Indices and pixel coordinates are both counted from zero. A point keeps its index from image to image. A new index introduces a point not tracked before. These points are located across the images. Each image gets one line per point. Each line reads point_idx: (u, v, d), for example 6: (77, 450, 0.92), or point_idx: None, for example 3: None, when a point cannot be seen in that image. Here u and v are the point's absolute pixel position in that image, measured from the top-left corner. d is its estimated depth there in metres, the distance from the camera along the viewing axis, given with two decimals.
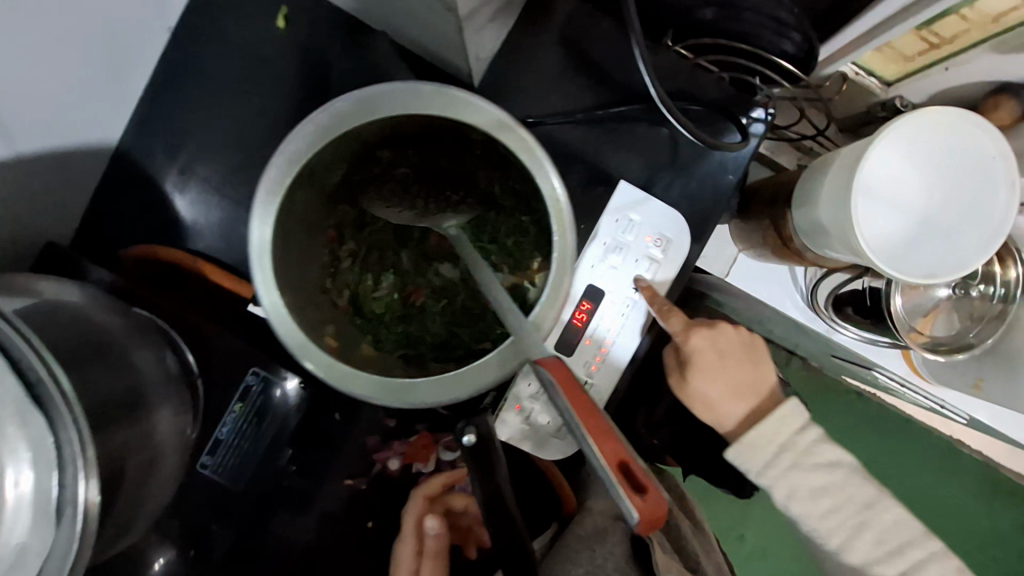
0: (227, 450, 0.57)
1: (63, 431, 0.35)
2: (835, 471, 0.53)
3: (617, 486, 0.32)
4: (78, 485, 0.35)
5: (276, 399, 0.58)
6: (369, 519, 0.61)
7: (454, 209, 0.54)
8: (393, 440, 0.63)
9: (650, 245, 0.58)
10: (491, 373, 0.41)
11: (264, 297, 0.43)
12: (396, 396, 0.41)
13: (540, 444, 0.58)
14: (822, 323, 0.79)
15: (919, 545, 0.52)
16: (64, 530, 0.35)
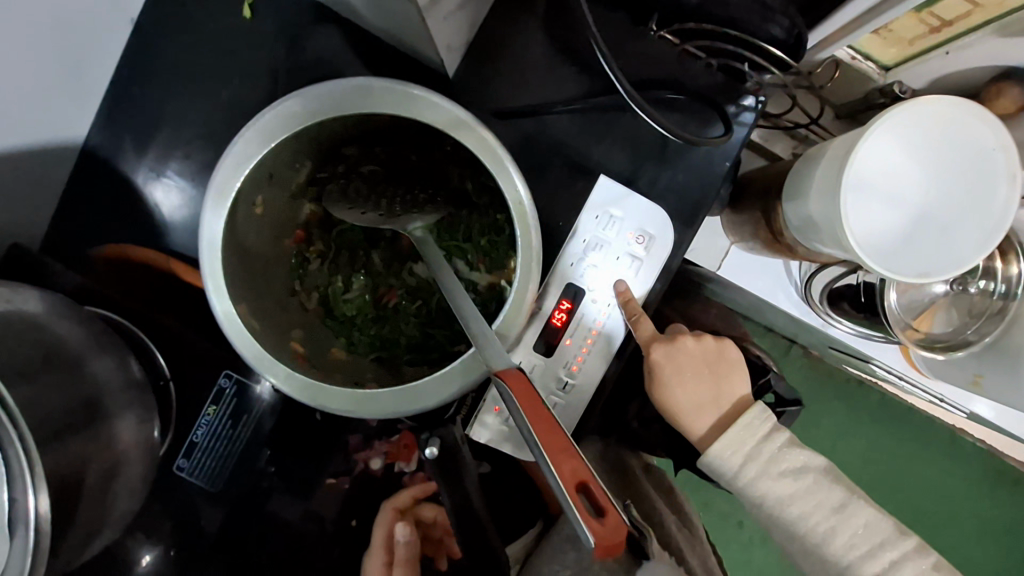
0: (201, 451, 0.57)
1: (10, 446, 0.34)
2: (802, 478, 0.52)
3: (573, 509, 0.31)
4: (30, 500, 0.34)
5: (250, 401, 0.57)
6: (352, 518, 0.61)
7: (420, 209, 0.50)
8: (376, 439, 0.61)
9: (632, 242, 0.56)
10: (454, 381, 0.40)
11: (218, 306, 0.41)
12: (359, 405, 0.40)
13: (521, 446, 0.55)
14: (817, 317, 0.78)
15: (892, 547, 0.50)
16: (18, 545, 0.34)
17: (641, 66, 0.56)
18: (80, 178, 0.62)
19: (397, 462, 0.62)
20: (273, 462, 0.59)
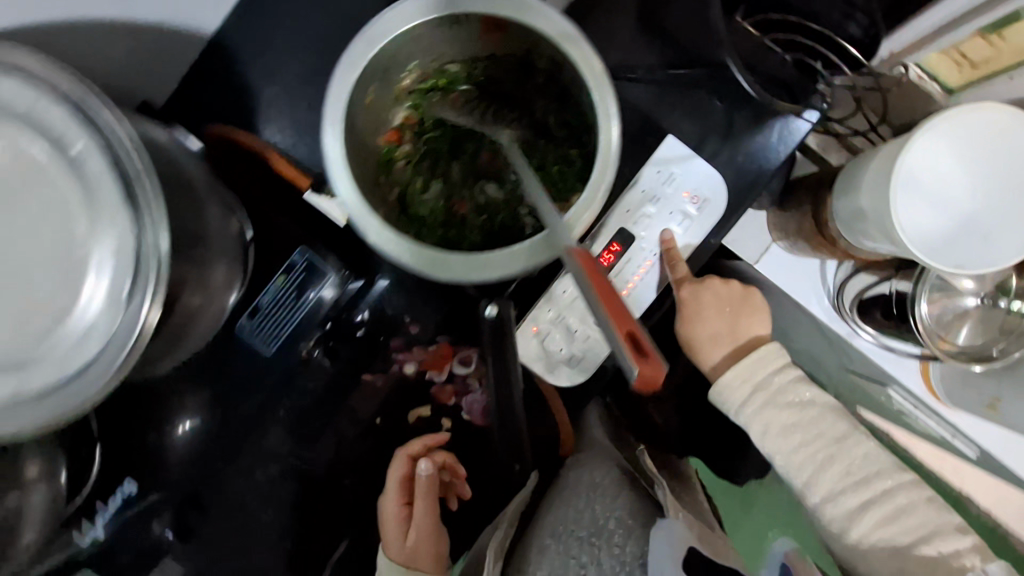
0: (263, 315, 0.62)
1: (146, 237, 0.40)
2: (806, 409, 0.56)
3: (623, 348, 0.36)
4: (149, 286, 0.40)
5: (313, 283, 0.62)
6: (379, 415, 0.69)
7: (506, 124, 0.57)
8: (417, 344, 0.68)
9: (686, 201, 0.60)
10: (519, 261, 0.44)
11: (338, 182, 0.45)
12: (430, 266, 0.44)
13: (551, 368, 0.61)
14: (844, 325, 0.80)
15: (888, 475, 0.53)
16: (130, 321, 0.40)
17: (720, 48, 0.61)
18: (199, 63, 0.69)
19: (432, 371, 0.68)
20: (320, 347, 0.65)
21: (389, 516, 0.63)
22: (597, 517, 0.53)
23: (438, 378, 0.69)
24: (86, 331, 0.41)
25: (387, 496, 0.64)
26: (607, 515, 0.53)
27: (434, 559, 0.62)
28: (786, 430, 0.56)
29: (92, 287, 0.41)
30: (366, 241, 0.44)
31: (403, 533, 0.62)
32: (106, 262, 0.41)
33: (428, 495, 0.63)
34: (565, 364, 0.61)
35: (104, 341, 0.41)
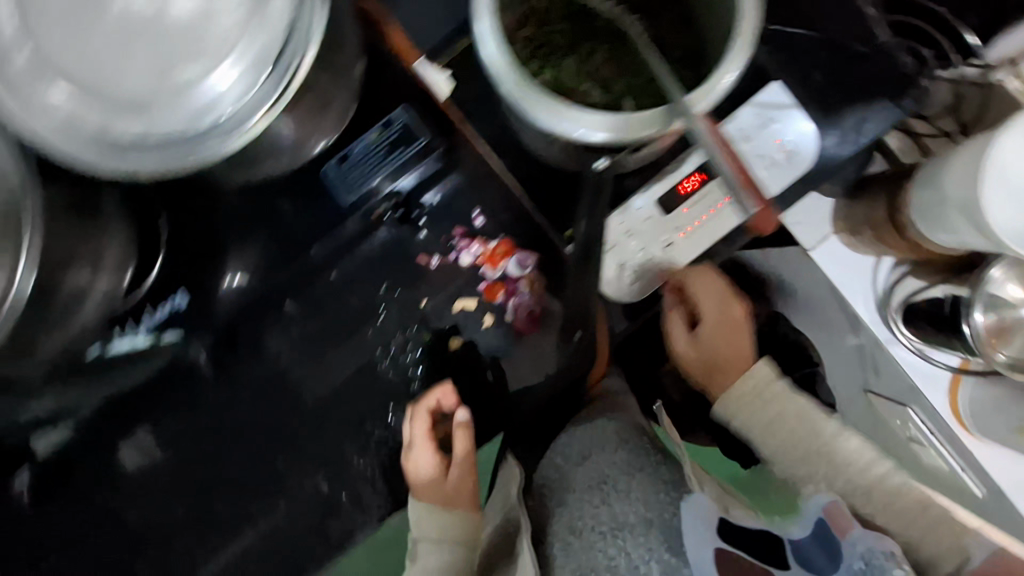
0: (349, 162, 0.65)
1: (289, 51, 0.50)
2: (801, 420, 0.74)
3: (743, 186, 0.56)
4: (269, 89, 0.50)
5: (403, 143, 0.65)
6: (423, 298, 0.71)
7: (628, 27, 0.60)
8: (480, 236, 0.70)
9: (777, 148, 0.62)
10: (640, 124, 0.50)
11: (489, 40, 0.50)
12: (560, 111, 0.49)
13: (620, 286, 0.68)
14: (884, 329, 0.81)
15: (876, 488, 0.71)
16: (244, 113, 0.50)
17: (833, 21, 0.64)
18: None
19: (485, 264, 0.70)
20: (389, 209, 0.67)
21: (421, 455, 0.72)
22: (616, 515, 0.66)
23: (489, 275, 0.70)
24: (208, 107, 0.50)
25: (415, 448, 0.72)
26: (627, 512, 0.66)
27: (468, 498, 0.77)
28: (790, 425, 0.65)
29: (224, 74, 0.50)
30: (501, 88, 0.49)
31: (429, 465, 0.72)
32: (244, 59, 0.50)
33: (464, 435, 0.71)
34: (633, 273, 0.68)
35: (217, 122, 0.50)
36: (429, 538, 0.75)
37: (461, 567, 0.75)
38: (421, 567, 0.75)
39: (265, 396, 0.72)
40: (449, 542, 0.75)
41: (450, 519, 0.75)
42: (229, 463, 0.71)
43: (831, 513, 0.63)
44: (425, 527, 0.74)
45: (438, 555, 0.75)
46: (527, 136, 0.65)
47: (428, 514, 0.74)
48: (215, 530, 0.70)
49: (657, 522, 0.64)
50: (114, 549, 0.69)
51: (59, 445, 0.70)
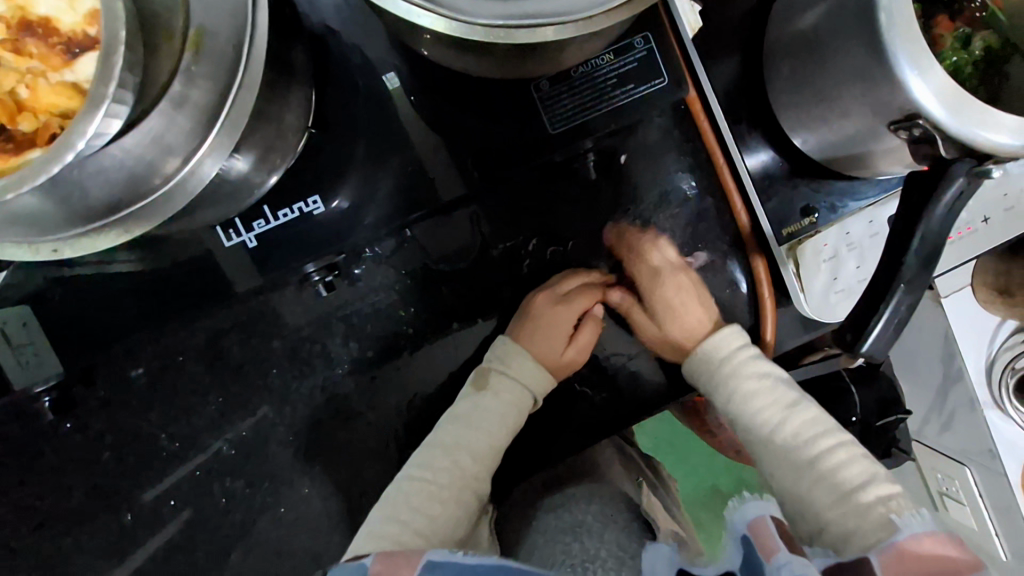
0: (568, 87, 0.52)
1: None
2: (766, 379, 0.55)
3: None
4: None
5: (634, 81, 0.52)
6: (569, 241, 0.63)
7: (954, 17, 0.49)
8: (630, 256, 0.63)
9: (1015, 194, 0.56)
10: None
11: None
12: (951, 96, 0.36)
13: (820, 309, 0.57)
14: (986, 393, 0.81)
15: (873, 489, 0.46)
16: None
17: None
18: None
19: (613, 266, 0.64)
20: (595, 155, 0.59)
21: (562, 319, 0.61)
22: (588, 549, 0.52)
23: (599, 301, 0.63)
24: None
25: (569, 305, 0.61)
26: (599, 546, 0.52)
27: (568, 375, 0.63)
28: (740, 400, 0.55)
29: None
30: (874, 34, 0.37)
31: (563, 346, 0.61)
32: None
33: (594, 326, 0.63)
34: (839, 298, 0.57)
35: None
36: (505, 365, 0.59)
37: (511, 423, 0.58)
38: (479, 404, 0.58)
39: (361, 340, 0.62)
40: (529, 393, 0.59)
41: (541, 373, 0.60)
42: (299, 404, 0.62)
43: (758, 533, 0.43)
44: (506, 360, 0.59)
45: (510, 388, 0.59)
46: (779, 116, 0.52)
47: (524, 355, 0.60)
48: (266, 476, 0.62)
49: (629, 566, 0.49)
50: (152, 470, 0.62)
51: (24, 304, 0.56)
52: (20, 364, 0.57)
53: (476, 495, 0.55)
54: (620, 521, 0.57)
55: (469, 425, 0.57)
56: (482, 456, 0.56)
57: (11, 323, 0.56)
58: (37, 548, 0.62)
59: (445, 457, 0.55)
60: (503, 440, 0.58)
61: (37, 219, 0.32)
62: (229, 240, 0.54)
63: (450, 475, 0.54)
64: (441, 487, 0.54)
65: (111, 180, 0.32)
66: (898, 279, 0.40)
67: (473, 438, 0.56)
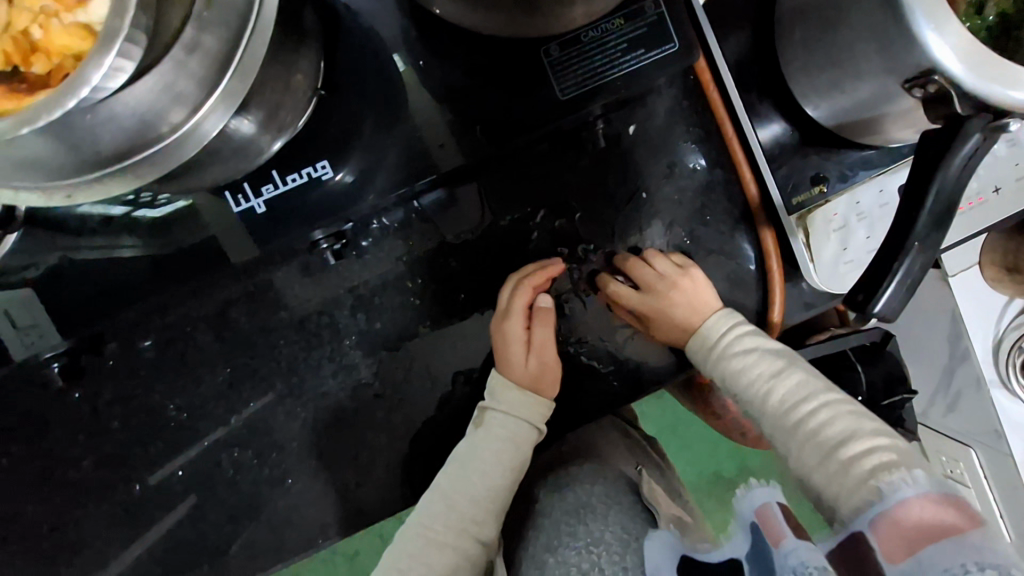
0: (578, 51, 0.51)
1: None
2: (750, 354, 0.55)
3: None
4: None
5: (645, 46, 0.52)
6: (578, 213, 0.62)
7: None
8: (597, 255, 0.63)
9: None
10: None
11: None
12: (965, 52, 0.36)
13: (828, 280, 0.57)
14: (992, 372, 0.81)
15: (859, 447, 0.45)
16: None
17: None
18: None
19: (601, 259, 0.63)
20: (604, 125, 0.59)
21: (513, 330, 0.59)
22: (591, 532, 0.53)
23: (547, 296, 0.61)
24: None
25: (512, 317, 0.59)
26: (603, 530, 0.52)
27: (554, 381, 0.61)
28: (731, 380, 0.55)
29: None
30: None
31: (522, 355, 0.59)
32: None
33: (547, 322, 0.60)
34: (847, 269, 0.57)
35: None
36: (497, 400, 0.59)
37: (506, 460, 0.58)
38: (473, 444, 0.58)
39: (368, 311, 0.62)
40: (528, 423, 0.59)
41: (537, 399, 0.59)
42: (307, 375, 0.62)
43: (766, 520, 0.42)
44: (499, 397, 0.59)
45: (501, 425, 0.58)
46: (790, 84, 0.52)
47: (511, 387, 0.59)
48: (273, 447, 0.62)
49: (634, 549, 0.50)
50: (160, 440, 0.62)
51: (27, 287, 0.56)
52: (29, 334, 0.57)
53: (477, 541, 0.56)
54: (623, 505, 0.56)
55: (463, 468, 0.57)
56: (479, 499, 0.57)
57: (14, 302, 0.56)
58: (47, 517, 0.62)
59: (440, 501, 0.57)
60: (501, 480, 0.57)
61: (50, 163, 0.32)
62: (237, 206, 0.52)
63: (446, 523, 0.56)
64: (440, 532, 0.55)
65: (123, 127, 0.32)
66: (912, 238, 0.39)
67: (469, 484, 0.57)
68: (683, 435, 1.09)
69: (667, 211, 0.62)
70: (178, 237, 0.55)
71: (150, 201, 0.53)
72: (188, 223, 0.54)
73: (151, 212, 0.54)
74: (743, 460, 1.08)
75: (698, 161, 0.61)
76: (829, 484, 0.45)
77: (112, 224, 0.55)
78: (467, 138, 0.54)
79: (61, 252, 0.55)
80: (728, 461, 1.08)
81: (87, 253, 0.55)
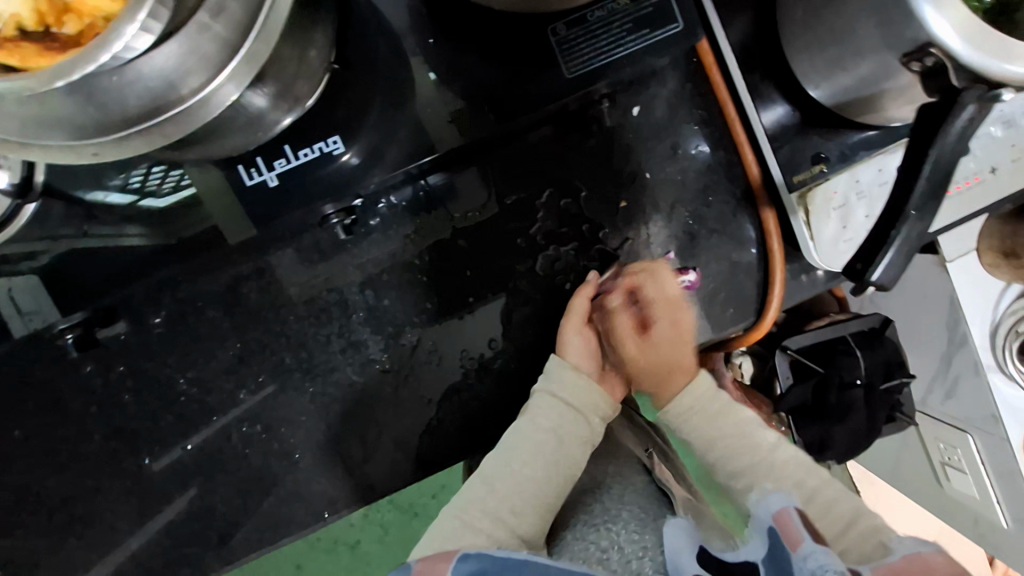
0: (584, 30, 0.52)
1: None
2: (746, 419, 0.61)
3: None
4: None
5: (649, 25, 0.53)
6: (584, 191, 0.63)
7: None
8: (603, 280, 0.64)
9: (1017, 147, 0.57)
10: None
11: None
12: (965, 23, 0.37)
13: (827, 258, 0.58)
14: (990, 357, 0.82)
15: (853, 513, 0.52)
16: None
17: None
18: None
19: (603, 239, 0.64)
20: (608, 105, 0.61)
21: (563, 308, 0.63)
22: (608, 510, 0.55)
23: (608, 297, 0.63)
24: None
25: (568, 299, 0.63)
26: (619, 508, 0.55)
27: (581, 355, 0.62)
28: (731, 443, 0.60)
29: None
30: None
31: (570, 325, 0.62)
32: None
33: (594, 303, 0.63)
34: (846, 246, 0.58)
35: None
36: (550, 384, 0.61)
37: (550, 451, 0.59)
38: (518, 431, 0.60)
39: (377, 288, 0.63)
40: (577, 414, 0.61)
41: (587, 384, 0.62)
42: (315, 350, 0.63)
43: (783, 525, 0.43)
44: (553, 379, 0.61)
45: (552, 410, 0.60)
46: (791, 64, 0.53)
47: (566, 367, 0.61)
48: (282, 421, 0.64)
49: (651, 528, 0.51)
50: (171, 414, 0.63)
51: (33, 275, 0.58)
52: (44, 308, 0.59)
53: (513, 533, 0.55)
54: (637, 486, 0.59)
55: (507, 455, 0.59)
56: (516, 489, 0.57)
57: (23, 287, 0.58)
58: (58, 488, 0.63)
59: (478, 486, 0.58)
60: (541, 471, 0.58)
61: (78, 119, 0.33)
62: (251, 179, 0.52)
63: (483, 511, 0.56)
64: (478, 520, 0.55)
65: (149, 88, 0.33)
66: (908, 208, 0.41)
67: (509, 471, 0.58)
68: None
69: (670, 191, 0.63)
70: (181, 226, 0.57)
71: (156, 189, 0.56)
72: (200, 199, 0.55)
73: (156, 201, 0.56)
74: None
75: (700, 143, 0.62)
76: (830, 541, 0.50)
77: (116, 214, 0.57)
78: (475, 116, 0.55)
79: (66, 242, 0.57)
80: None
81: (92, 241, 0.57)
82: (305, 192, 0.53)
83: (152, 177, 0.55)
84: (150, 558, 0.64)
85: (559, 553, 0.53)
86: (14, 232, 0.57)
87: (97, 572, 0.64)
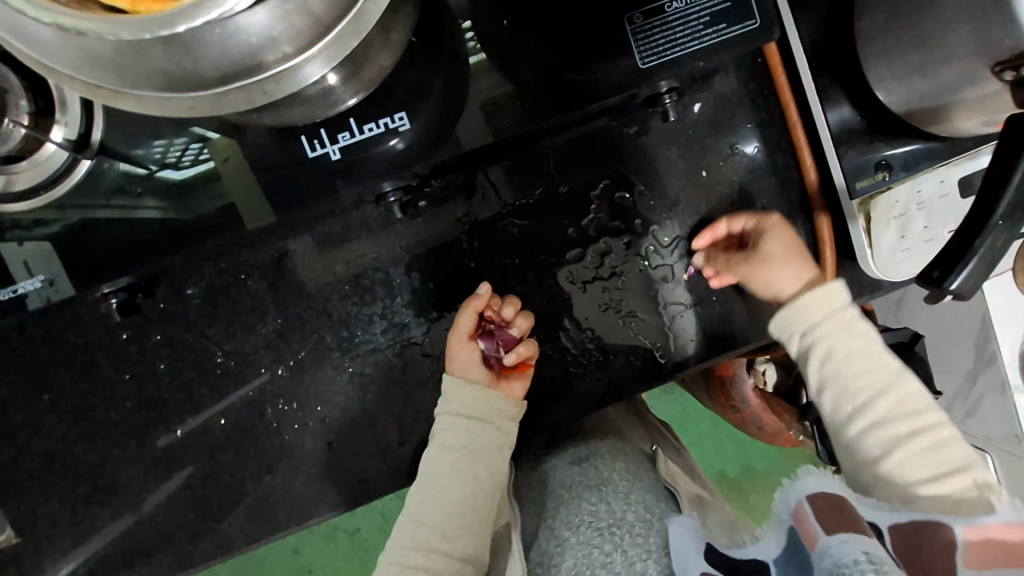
0: (661, 21, 0.51)
1: None
2: (872, 341, 0.55)
3: None
4: None
5: (725, 18, 0.52)
6: (641, 184, 0.62)
7: None
8: (501, 310, 0.60)
9: None
10: None
11: None
12: None
13: (884, 265, 0.59)
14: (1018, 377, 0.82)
15: (968, 468, 0.50)
16: None
17: None
18: None
19: (653, 234, 0.63)
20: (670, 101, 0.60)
21: (456, 334, 0.60)
22: (612, 511, 0.53)
23: (500, 310, 0.60)
24: None
25: (457, 329, 0.60)
26: (624, 509, 0.52)
27: (479, 364, 0.60)
28: (841, 359, 0.54)
29: None
30: None
31: (466, 348, 0.60)
32: None
33: (472, 313, 0.60)
34: (903, 255, 0.58)
35: None
36: (454, 405, 0.59)
37: (466, 468, 0.58)
38: (431, 462, 0.59)
39: (423, 270, 0.62)
40: (484, 424, 0.59)
41: (486, 393, 0.59)
42: (357, 330, 0.62)
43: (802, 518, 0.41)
44: (450, 400, 0.59)
45: (458, 429, 0.59)
46: (864, 68, 0.52)
47: (460, 384, 0.59)
48: (317, 399, 0.63)
49: (656, 529, 0.50)
50: (205, 385, 0.62)
51: (45, 241, 0.54)
52: (63, 284, 0.55)
53: (447, 557, 0.56)
54: (646, 483, 0.57)
55: (427, 484, 0.59)
56: (453, 513, 0.57)
57: (34, 255, 0.54)
58: (87, 456, 0.62)
59: (411, 523, 0.58)
60: (465, 490, 0.58)
61: (172, 68, 0.33)
62: (313, 151, 0.51)
63: (418, 546, 0.57)
64: (415, 562, 0.57)
65: (250, 42, 0.32)
66: (994, 216, 0.40)
67: (435, 499, 0.58)
68: (692, 431, 1.09)
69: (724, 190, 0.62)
70: (199, 202, 0.53)
71: (176, 162, 0.51)
72: (220, 173, 0.52)
73: (172, 173, 0.52)
74: (748, 458, 1.09)
75: (757, 145, 0.62)
76: (928, 482, 0.50)
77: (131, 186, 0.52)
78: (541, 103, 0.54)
79: (78, 210, 0.53)
80: (731, 456, 1.09)
81: (109, 211, 0.53)
82: (364, 167, 0.52)
83: (172, 149, 0.51)
84: (174, 532, 0.63)
85: (561, 558, 0.51)
86: (55, 194, 0.53)
87: (116, 544, 0.62)
